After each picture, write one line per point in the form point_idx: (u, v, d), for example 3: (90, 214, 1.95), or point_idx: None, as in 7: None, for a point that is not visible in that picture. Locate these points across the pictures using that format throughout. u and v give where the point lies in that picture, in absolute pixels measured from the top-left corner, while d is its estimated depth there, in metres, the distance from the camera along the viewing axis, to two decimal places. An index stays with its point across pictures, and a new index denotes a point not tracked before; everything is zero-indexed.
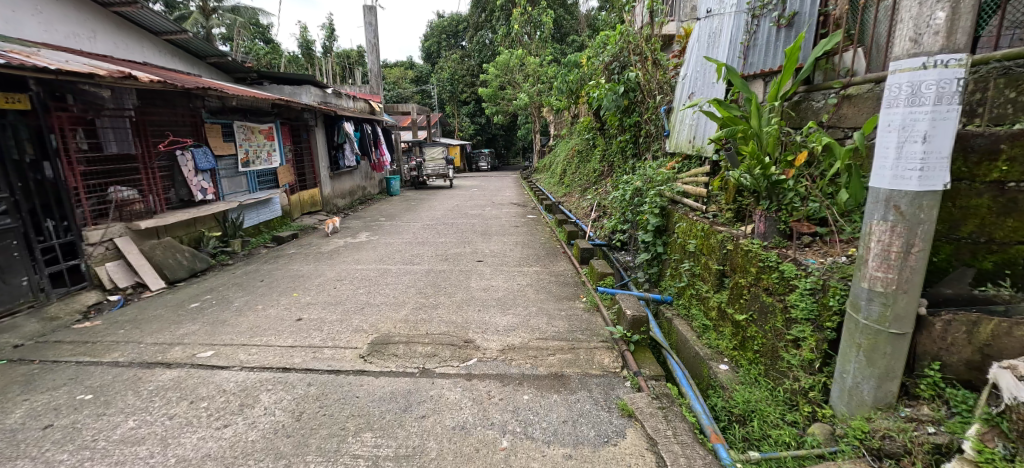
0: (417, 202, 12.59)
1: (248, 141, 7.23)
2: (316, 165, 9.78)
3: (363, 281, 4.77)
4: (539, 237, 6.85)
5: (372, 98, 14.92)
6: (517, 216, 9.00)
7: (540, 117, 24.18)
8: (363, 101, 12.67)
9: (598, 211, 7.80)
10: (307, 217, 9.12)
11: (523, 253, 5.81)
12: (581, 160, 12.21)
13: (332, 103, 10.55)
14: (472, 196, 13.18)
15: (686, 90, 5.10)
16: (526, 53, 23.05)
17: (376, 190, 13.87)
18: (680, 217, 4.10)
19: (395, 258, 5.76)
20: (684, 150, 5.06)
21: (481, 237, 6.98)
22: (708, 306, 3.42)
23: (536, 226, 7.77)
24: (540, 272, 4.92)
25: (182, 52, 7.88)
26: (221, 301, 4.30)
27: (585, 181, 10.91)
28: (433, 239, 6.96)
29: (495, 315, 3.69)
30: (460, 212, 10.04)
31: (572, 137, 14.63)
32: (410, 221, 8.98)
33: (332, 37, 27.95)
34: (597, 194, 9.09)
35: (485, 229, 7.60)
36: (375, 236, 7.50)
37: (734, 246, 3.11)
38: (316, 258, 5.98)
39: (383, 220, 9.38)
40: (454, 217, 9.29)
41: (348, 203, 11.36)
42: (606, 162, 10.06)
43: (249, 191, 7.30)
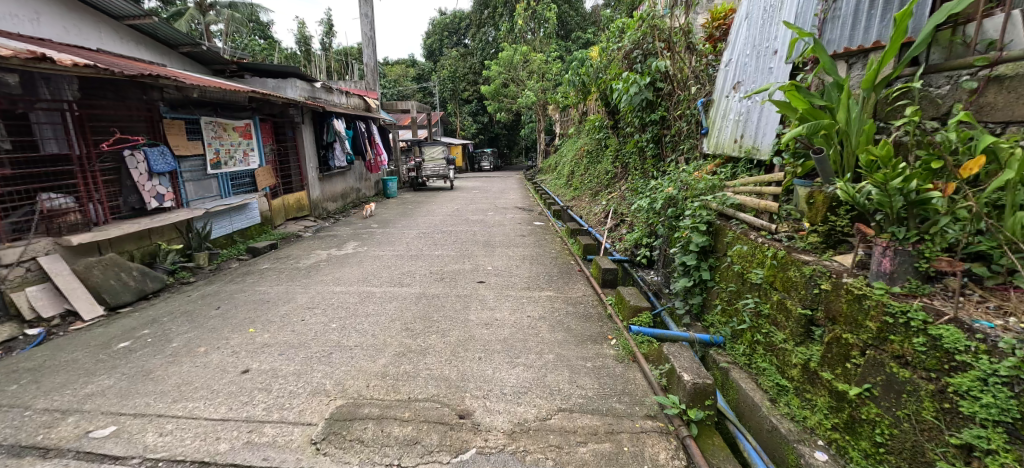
0: (414, 205, 11.72)
1: (220, 139, 6.38)
2: (302, 166, 8.92)
3: (339, 311, 3.91)
4: (549, 251, 5.98)
5: (368, 95, 14.08)
6: (523, 224, 8.14)
7: (545, 116, 23.30)
8: (357, 97, 11.83)
9: (615, 219, 6.90)
10: (291, 224, 8.26)
11: (532, 273, 4.93)
12: (591, 162, 11.33)
13: (322, 98, 9.69)
14: (474, 199, 12.32)
15: (730, 78, 4.23)
16: (531, 50, 22.20)
17: (372, 192, 13.02)
18: (734, 236, 3.21)
19: (382, 278, 4.90)
20: (728, 150, 4.17)
21: (483, 250, 6.10)
22: (784, 362, 2.56)
23: (545, 236, 6.90)
24: (553, 299, 4.05)
25: (146, 38, 6.99)
26: (157, 340, 3.44)
27: (596, 185, 10.04)
28: (429, 252, 6.10)
29: (500, 368, 2.83)
30: (461, 217, 9.18)
31: (580, 136, 13.77)
32: (405, 228, 8.12)
33: (330, 33, 27.15)
34: (612, 200, 8.21)
35: (488, 240, 6.73)
36: (364, 247, 6.65)
37: (833, 286, 2.24)
38: (291, 276, 5.13)
39: (375, 226, 8.52)
40: (453, 223, 8.43)
41: (339, 207, 10.50)
42: (620, 164, 9.16)
43: (221, 196, 6.45)
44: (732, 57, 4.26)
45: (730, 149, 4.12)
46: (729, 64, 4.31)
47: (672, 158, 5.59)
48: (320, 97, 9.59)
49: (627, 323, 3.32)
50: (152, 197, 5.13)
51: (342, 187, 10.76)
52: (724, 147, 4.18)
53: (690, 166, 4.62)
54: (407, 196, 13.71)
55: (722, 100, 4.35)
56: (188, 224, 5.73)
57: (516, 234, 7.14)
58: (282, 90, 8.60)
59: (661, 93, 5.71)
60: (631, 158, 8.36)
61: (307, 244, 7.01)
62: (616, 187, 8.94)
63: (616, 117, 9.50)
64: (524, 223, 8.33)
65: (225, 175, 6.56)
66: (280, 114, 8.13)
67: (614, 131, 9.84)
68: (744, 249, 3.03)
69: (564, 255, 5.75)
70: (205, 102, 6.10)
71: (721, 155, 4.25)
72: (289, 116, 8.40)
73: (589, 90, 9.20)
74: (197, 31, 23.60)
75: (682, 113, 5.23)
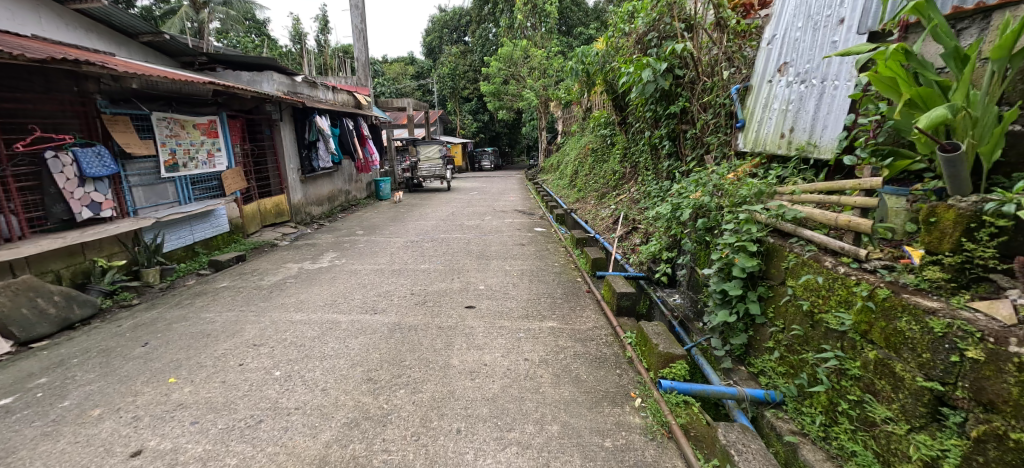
0: (407, 208, 10.97)
1: (177, 138, 5.62)
2: (281, 167, 8.16)
3: (289, 349, 3.15)
4: (552, 264, 5.19)
5: (359, 91, 13.30)
6: (522, 230, 7.36)
7: (546, 113, 22.53)
8: (345, 92, 11.05)
9: (627, 227, 6.10)
10: (267, 231, 7.50)
11: (532, 294, 4.13)
12: (596, 161, 10.52)
13: (303, 93, 8.88)
14: (471, 201, 11.57)
15: (775, 58, 3.44)
16: (532, 45, 21.38)
17: (363, 195, 12.26)
18: (798, 261, 2.40)
19: (353, 301, 4.11)
20: (772, 147, 3.39)
21: (476, 264, 5.30)
22: (892, 450, 1.81)
23: (547, 246, 6.12)
24: (557, 333, 3.27)
25: (96, 25, 6.22)
26: (49, 396, 2.68)
27: (603, 188, 9.24)
28: (414, 266, 5.31)
29: (484, 449, 2.05)
30: (455, 222, 8.42)
31: (584, 134, 12.97)
32: (392, 235, 7.36)
33: (325, 30, 26.37)
34: (621, 204, 7.40)
35: (483, 251, 5.94)
36: (342, 259, 5.88)
37: (992, 357, 1.49)
38: (248, 298, 4.37)
39: (360, 233, 7.75)
40: (446, 230, 7.67)
41: (325, 211, 9.73)
42: (630, 163, 8.37)
43: (179, 202, 5.70)
44: (775, 34, 3.47)
45: (777, 145, 3.33)
46: (769, 42, 3.53)
47: (694, 157, 4.80)
48: (301, 92, 8.79)
49: (657, 376, 2.52)
50: (85, 205, 4.38)
51: (329, 190, 9.99)
52: (768, 143, 3.39)
53: (721, 166, 3.81)
54: (401, 198, 12.91)
55: (762, 86, 3.57)
56: (135, 235, 4.97)
57: (514, 243, 6.35)
58: (257, 84, 7.79)
59: (681, 82, 4.90)
60: (642, 158, 7.57)
61: (280, 255, 6.23)
62: (625, 189, 8.14)
63: (625, 113, 8.69)
64: (524, 229, 7.54)
65: (185, 178, 5.80)
66: (252, 110, 7.34)
67: (623, 128, 9.04)
68: (818, 280, 2.22)
69: (569, 270, 4.95)
70: (159, 95, 5.34)
71: (763, 153, 3.46)
72: (266, 113, 7.62)
73: (595, 83, 8.39)
74: (190, 29, 22.95)
75: (707, 104, 4.42)
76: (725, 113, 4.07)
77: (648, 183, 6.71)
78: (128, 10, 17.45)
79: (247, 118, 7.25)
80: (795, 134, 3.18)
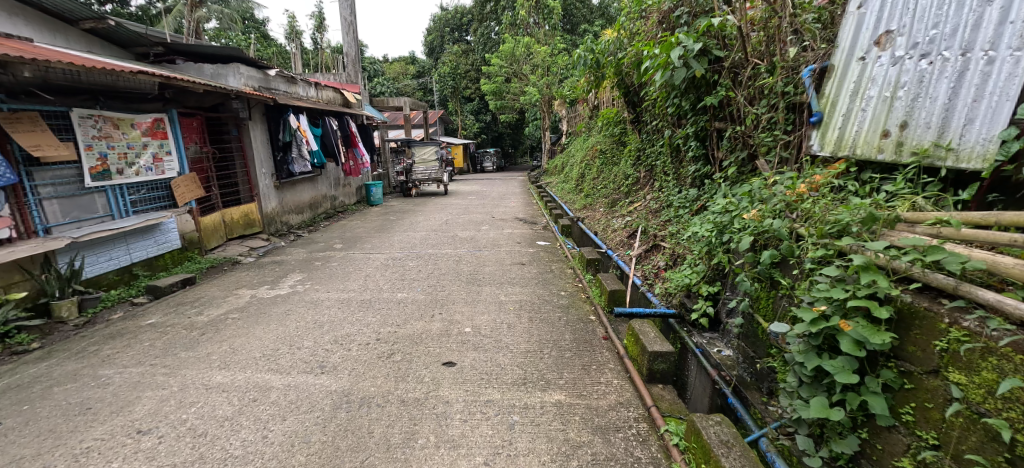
0: (398, 215, 10.04)
1: (109, 139, 4.69)
2: (252, 171, 7.24)
3: (179, 442, 2.20)
4: (559, 294, 4.22)
5: (349, 88, 12.38)
6: (523, 245, 6.41)
7: (550, 113, 21.59)
8: (330, 89, 10.16)
9: (647, 244, 5.10)
10: (233, 246, 6.59)
11: (533, 344, 3.15)
12: (606, 164, 9.51)
13: (279, 89, 7.92)
14: (469, 208, 10.63)
15: (872, 25, 2.49)
16: (535, 42, 20.43)
17: (353, 200, 11.36)
18: (981, 348, 1.48)
19: (297, 352, 3.14)
20: (867, 152, 2.46)
21: (464, 293, 4.31)
22: None
23: (552, 268, 5.14)
24: (564, 415, 2.32)
25: (23, 8, 5.22)
26: None
27: (614, 194, 8.23)
28: (389, 295, 4.34)
29: None
30: (447, 233, 7.47)
31: (592, 134, 12.01)
32: (373, 250, 6.42)
33: (321, 28, 25.53)
34: (639, 215, 6.39)
35: (477, 274, 4.98)
36: (306, 282, 4.92)
37: None
38: (170, 343, 3.43)
39: (338, 247, 6.79)
40: (436, 243, 6.73)
41: (306, 220, 8.82)
42: (646, 167, 7.39)
43: (113, 217, 4.79)
44: None
45: (875, 148, 2.41)
46: (862, 4, 2.56)
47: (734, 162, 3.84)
48: (277, 88, 7.84)
49: None
50: None
51: (311, 196, 9.07)
52: (862, 144, 2.47)
53: (786, 175, 2.83)
54: (393, 203, 11.99)
55: (849, 66, 2.62)
56: (46, 260, 4.06)
57: (513, 263, 5.38)
58: (222, 78, 6.83)
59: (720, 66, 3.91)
60: (663, 162, 6.55)
61: (236, 276, 5.30)
62: (641, 197, 7.14)
63: (641, 110, 7.68)
64: (527, 243, 6.57)
65: (123, 188, 4.89)
66: (211, 107, 6.44)
67: (638, 128, 8.03)
68: None
69: (580, 303, 3.97)
70: (83, 88, 4.41)
71: (852, 158, 2.54)
72: (233, 110, 6.72)
73: (606, 77, 7.39)
74: (183, 28, 22.20)
75: (757, 93, 3.43)
76: (785, 104, 3.09)
77: (672, 192, 5.71)
78: (115, 7, 16.76)
79: (207, 116, 6.35)
80: (909, 133, 2.26)
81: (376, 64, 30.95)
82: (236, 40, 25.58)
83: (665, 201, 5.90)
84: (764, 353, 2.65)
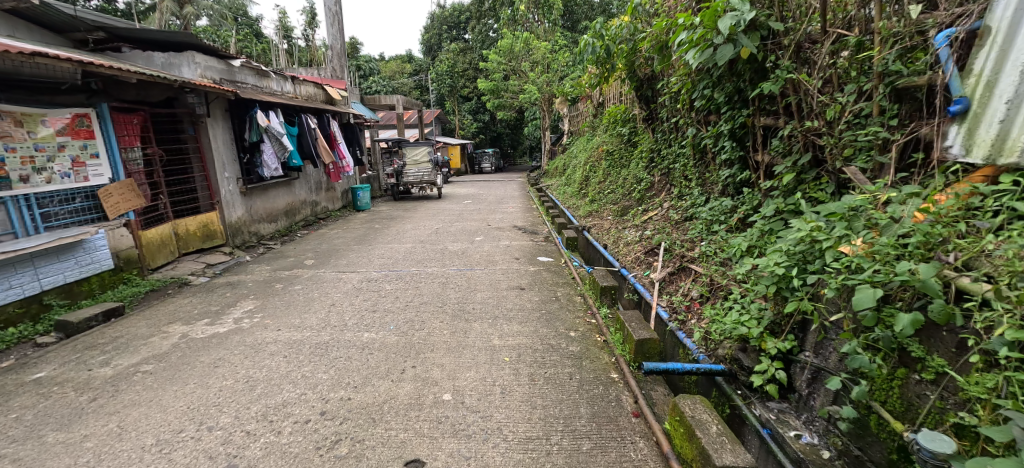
0: (386, 222, 9.15)
1: (8, 139, 3.80)
2: (212, 175, 6.31)
3: None
4: (568, 335, 3.32)
5: (335, 83, 11.47)
6: (522, 261, 5.52)
7: (550, 112, 20.70)
8: (311, 84, 9.26)
9: (673, 266, 4.18)
10: (187, 262, 5.70)
11: (536, 426, 2.26)
12: (613, 166, 8.61)
13: (247, 82, 6.99)
14: (463, 214, 9.73)
15: None
16: (535, 38, 19.52)
17: (338, 205, 10.44)
18: None
19: (204, 438, 2.25)
20: None
21: (447, 334, 3.40)
22: None
23: (557, 295, 4.22)
24: None
25: None
26: None
27: (624, 201, 7.32)
28: (351, 336, 3.42)
29: None
30: (436, 246, 6.58)
31: (597, 133, 11.12)
32: (348, 268, 5.54)
33: (312, 24, 24.62)
34: (659, 227, 5.49)
35: (466, 303, 4.07)
36: (257, 314, 4.02)
37: None
38: (44, 417, 2.54)
39: (308, 263, 5.89)
40: (422, 259, 5.84)
41: (281, 228, 7.92)
42: (662, 170, 6.52)
43: (16, 235, 3.91)
44: None
45: None
46: None
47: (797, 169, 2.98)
48: (244, 82, 6.92)
49: None
50: None
51: (287, 201, 8.17)
52: None
53: (903, 190, 1.99)
54: (382, 208, 11.10)
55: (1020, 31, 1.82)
56: None
57: (510, 288, 4.47)
58: (175, 68, 5.91)
59: (781, 44, 3.02)
60: (687, 164, 5.64)
61: (176, 304, 4.40)
62: (658, 206, 6.23)
63: (656, 107, 6.78)
64: (526, 258, 5.67)
65: (30, 199, 4.00)
66: (159, 101, 5.58)
67: (653, 126, 7.13)
68: None
69: (595, 350, 3.07)
70: None
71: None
72: (189, 105, 5.92)
73: (616, 69, 6.50)
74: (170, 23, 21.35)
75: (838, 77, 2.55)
76: (889, 91, 2.30)
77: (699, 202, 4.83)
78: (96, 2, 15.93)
79: (154, 112, 5.48)
80: None
81: (371, 62, 30.06)
82: (225, 37, 24.70)
83: (691, 212, 5.00)
84: (885, 459, 1.78)
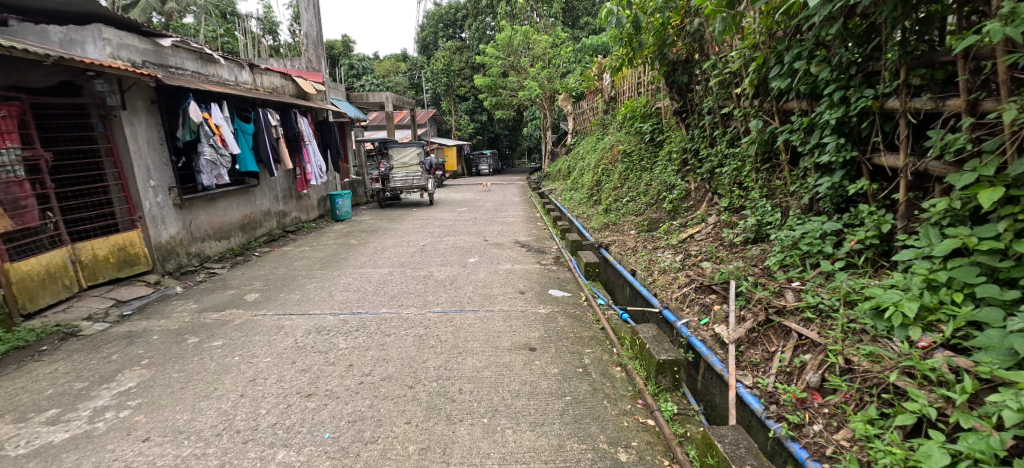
0: (366, 236, 7.78)
1: None
2: (131, 185, 4.91)
3: None
4: (617, 463, 1.97)
5: (311, 76, 10.08)
6: (529, 296, 4.16)
7: (552, 111, 19.42)
8: (277, 73, 7.90)
9: (755, 319, 2.83)
10: (89, 299, 4.37)
11: None
12: (632, 170, 7.24)
13: (184, 68, 5.63)
14: (457, 225, 8.37)
15: None
16: (536, 32, 18.25)
17: (313, 215, 9.05)
18: None
19: None
20: None
21: (411, 458, 2.03)
22: None
23: (585, 364, 2.85)
24: None
25: None
26: None
27: (652, 212, 5.95)
28: (253, 460, 2.06)
29: None
30: (420, 271, 5.23)
31: (608, 131, 9.82)
32: (299, 306, 4.18)
33: (298, 20, 23.28)
34: (713, 253, 4.13)
35: (449, 381, 2.70)
36: (131, 401, 2.66)
37: None
38: None
39: (249, 297, 4.52)
40: (398, 292, 4.49)
41: (234, 246, 6.55)
42: (704, 175, 5.18)
43: None
44: None
45: None
46: None
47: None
48: (179, 67, 5.56)
49: None
50: None
51: (244, 213, 6.81)
52: None
53: None
54: (365, 217, 9.74)
55: None
56: None
57: (514, 348, 3.10)
58: (77, 47, 4.46)
59: None
60: (748, 167, 4.27)
61: (29, 377, 3.03)
62: (701, 221, 4.87)
63: (694, 96, 5.41)
64: (535, 292, 4.31)
65: None
66: (47, 87, 4.33)
67: (686, 121, 5.77)
68: None
69: None
70: None
71: None
72: (96, 95, 4.60)
73: (644, 49, 5.15)
74: (150, 19, 20.08)
75: None
76: None
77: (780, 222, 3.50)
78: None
79: (36, 102, 4.20)
80: None
81: (365, 60, 28.67)
82: (208, 34, 23.37)
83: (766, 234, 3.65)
84: None
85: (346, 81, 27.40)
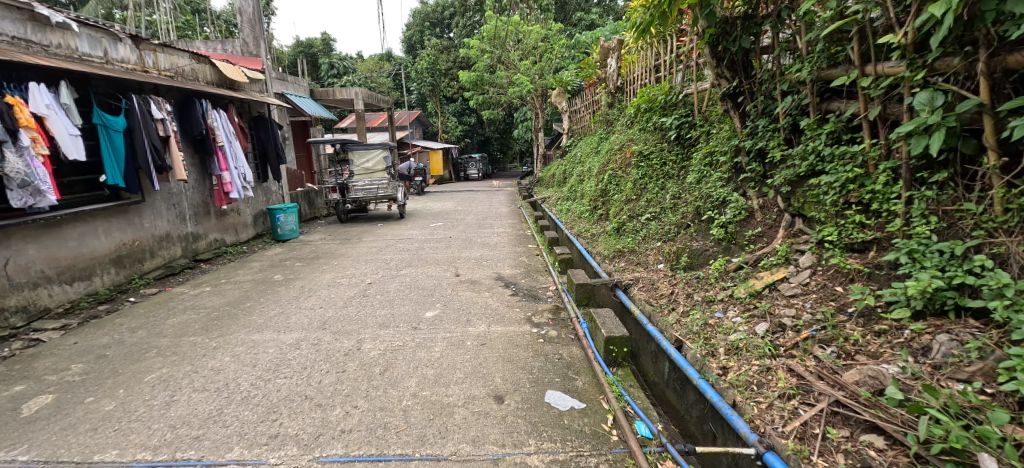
0: (302, 265, 5.88)
1: None
2: None
3: None
4: None
5: (247, 62, 8.17)
6: (509, 414, 2.31)
7: (544, 110, 17.67)
8: (184, 53, 6.02)
9: None
10: None
11: None
12: (651, 177, 5.42)
13: None
14: (424, 250, 6.49)
15: None
16: (527, 24, 16.51)
17: (244, 236, 7.14)
18: None
19: None
20: None
21: None
22: None
23: None
24: None
25: None
26: None
27: (690, 239, 4.13)
28: None
29: None
30: (343, 338, 3.36)
31: (613, 130, 8.05)
32: (91, 435, 2.29)
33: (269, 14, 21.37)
34: (839, 332, 2.31)
35: None
36: None
37: None
38: None
39: (32, 406, 2.63)
40: (287, 391, 2.61)
41: (101, 289, 4.62)
42: (781, 186, 3.38)
43: None
44: None
45: None
46: None
47: None
48: None
49: None
50: None
51: (120, 240, 4.89)
52: None
53: None
54: (314, 237, 7.84)
55: None
56: None
57: None
58: None
59: None
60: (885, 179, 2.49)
61: None
62: (785, 261, 3.04)
63: (760, 70, 3.61)
64: (523, 398, 2.45)
65: None
66: None
67: (741, 107, 3.98)
68: None
69: None
70: None
71: None
72: None
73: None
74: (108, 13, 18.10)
75: None
76: None
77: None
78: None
79: None
80: None
81: (346, 58, 26.65)
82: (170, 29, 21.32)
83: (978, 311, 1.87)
84: None
85: (324, 81, 25.44)
